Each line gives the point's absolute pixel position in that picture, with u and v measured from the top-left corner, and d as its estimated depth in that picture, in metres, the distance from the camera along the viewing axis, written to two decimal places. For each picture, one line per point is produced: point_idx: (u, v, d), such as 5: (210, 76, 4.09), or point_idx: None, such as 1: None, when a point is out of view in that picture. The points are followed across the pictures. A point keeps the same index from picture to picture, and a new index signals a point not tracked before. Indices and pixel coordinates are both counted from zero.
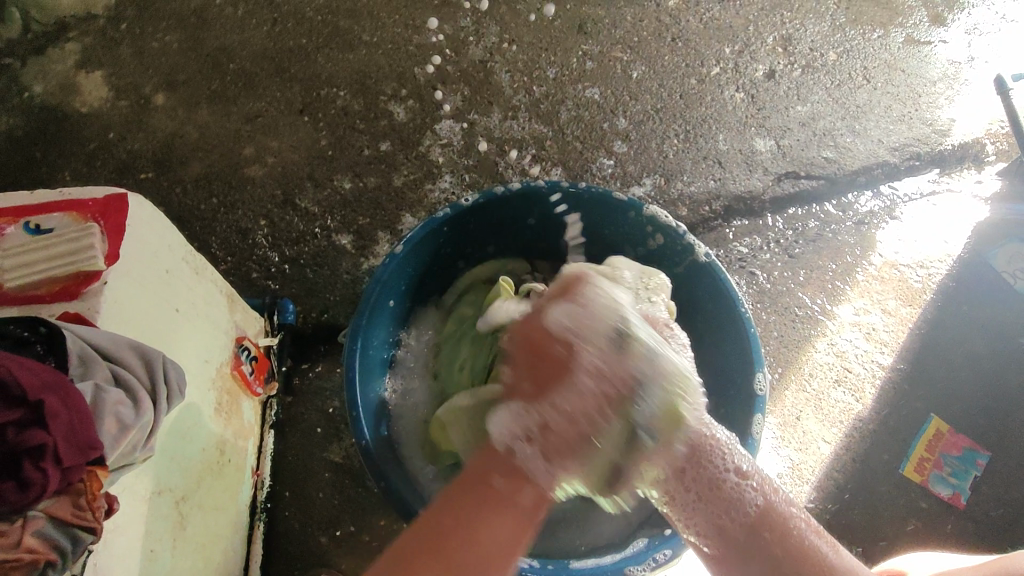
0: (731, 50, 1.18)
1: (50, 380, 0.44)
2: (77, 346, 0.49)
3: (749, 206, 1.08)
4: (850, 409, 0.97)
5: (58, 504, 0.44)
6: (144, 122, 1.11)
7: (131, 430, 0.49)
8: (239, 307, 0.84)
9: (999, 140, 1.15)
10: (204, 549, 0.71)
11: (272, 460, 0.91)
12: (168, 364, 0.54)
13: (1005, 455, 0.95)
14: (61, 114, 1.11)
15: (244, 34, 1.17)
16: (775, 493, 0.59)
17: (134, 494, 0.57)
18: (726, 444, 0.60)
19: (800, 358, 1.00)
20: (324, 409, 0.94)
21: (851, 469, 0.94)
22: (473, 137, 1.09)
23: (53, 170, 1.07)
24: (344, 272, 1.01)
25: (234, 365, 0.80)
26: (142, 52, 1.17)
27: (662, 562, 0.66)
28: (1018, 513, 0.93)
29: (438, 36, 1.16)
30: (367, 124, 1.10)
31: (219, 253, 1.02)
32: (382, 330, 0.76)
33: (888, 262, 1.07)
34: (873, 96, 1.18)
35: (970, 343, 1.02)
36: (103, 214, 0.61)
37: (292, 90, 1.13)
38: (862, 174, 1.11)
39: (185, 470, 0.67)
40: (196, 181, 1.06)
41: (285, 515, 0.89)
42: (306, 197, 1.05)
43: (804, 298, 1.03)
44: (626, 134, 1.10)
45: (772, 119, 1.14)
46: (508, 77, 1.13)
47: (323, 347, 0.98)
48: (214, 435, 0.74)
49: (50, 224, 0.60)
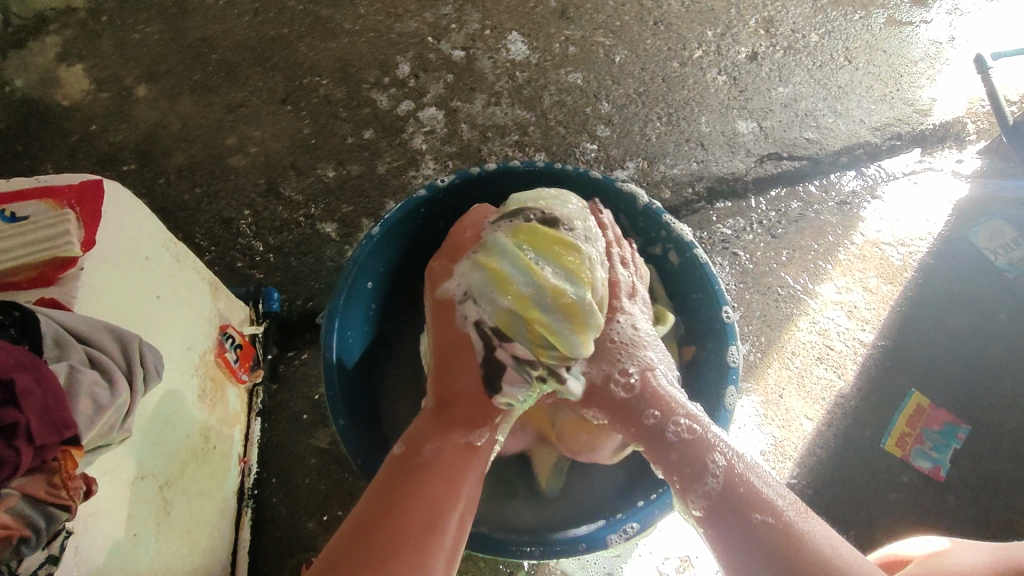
0: (713, 33, 1.18)
1: (24, 360, 0.45)
2: (52, 327, 0.49)
3: (731, 187, 1.08)
4: (832, 385, 0.98)
5: (33, 482, 0.44)
6: (124, 113, 1.11)
7: (107, 410, 0.49)
8: (222, 294, 0.84)
9: (979, 119, 1.16)
10: (190, 534, 0.72)
11: (258, 447, 0.91)
12: (145, 349, 0.54)
13: (986, 428, 0.97)
14: (42, 107, 1.11)
15: (225, 24, 1.17)
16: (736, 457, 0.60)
17: (115, 479, 0.57)
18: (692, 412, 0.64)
19: (783, 336, 1.00)
20: (310, 396, 0.95)
21: (834, 445, 0.95)
22: (456, 124, 1.09)
23: (34, 163, 1.06)
24: (327, 259, 1.01)
25: (218, 352, 0.80)
26: (123, 44, 1.16)
27: (634, 532, 0.69)
28: (997, 485, 0.94)
29: (420, 24, 1.16)
30: (349, 113, 1.09)
31: (202, 243, 1.01)
32: (360, 316, 0.75)
33: (870, 241, 1.08)
34: (855, 77, 1.18)
35: (950, 320, 1.03)
36: (80, 200, 0.61)
37: (274, 80, 1.12)
38: (843, 154, 1.12)
39: (168, 455, 0.67)
40: (178, 171, 1.06)
41: (272, 502, 0.89)
42: (290, 186, 1.05)
43: (787, 278, 1.04)
44: (609, 118, 1.11)
45: (755, 102, 1.14)
46: (491, 63, 1.13)
47: (309, 335, 0.98)
48: (198, 422, 0.74)
49: (25, 212, 0.59)
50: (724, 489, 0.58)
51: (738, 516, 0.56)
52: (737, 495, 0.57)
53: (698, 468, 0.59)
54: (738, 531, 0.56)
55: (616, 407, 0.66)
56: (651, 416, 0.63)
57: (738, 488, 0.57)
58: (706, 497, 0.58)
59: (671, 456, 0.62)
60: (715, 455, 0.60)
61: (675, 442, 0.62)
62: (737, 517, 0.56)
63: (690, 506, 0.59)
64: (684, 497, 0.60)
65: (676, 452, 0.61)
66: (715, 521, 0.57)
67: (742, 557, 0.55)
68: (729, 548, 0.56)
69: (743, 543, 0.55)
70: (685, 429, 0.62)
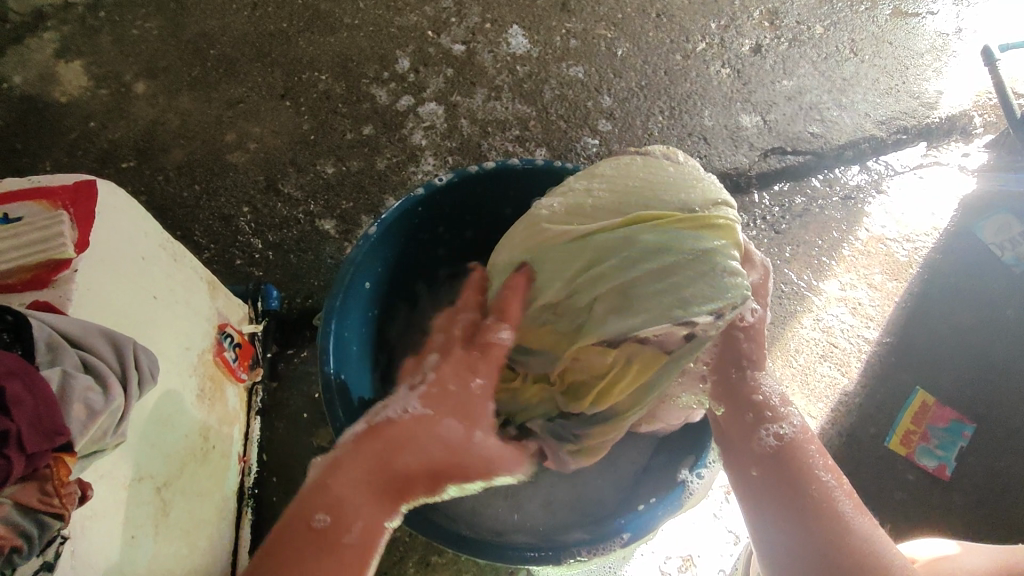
0: (716, 25, 1.17)
1: (15, 367, 0.44)
2: (44, 331, 0.49)
3: (734, 182, 1.07)
4: (836, 383, 0.97)
5: (25, 490, 0.43)
6: (122, 110, 1.10)
7: (100, 415, 0.49)
8: (221, 293, 0.83)
9: (986, 112, 1.14)
10: (189, 535, 0.71)
11: (258, 447, 0.91)
12: (138, 349, 0.54)
13: (990, 425, 0.96)
14: (41, 104, 1.10)
15: (223, 19, 1.16)
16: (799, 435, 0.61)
17: (112, 481, 0.57)
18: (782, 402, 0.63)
19: (787, 334, 0.99)
20: (310, 395, 0.94)
21: (838, 443, 0.94)
22: (456, 119, 1.07)
23: (33, 160, 1.05)
24: (327, 257, 1.00)
25: (217, 352, 0.80)
26: (121, 40, 1.15)
27: (629, 540, 0.67)
28: (1002, 484, 0.93)
29: (419, 18, 1.15)
30: (348, 108, 1.08)
31: (201, 241, 1.01)
32: (359, 316, 0.74)
33: (875, 236, 1.06)
34: (860, 69, 1.16)
35: (955, 317, 1.01)
36: (73, 200, 0.60)
37: (273, 75, 1.11)
38: (849, 148, 1.10)
39: (166, 455, 0.67)
40: (176, 168, 1.05)
41: (272, 501, 0.89)
42: (289, 182, 1.04)
43: (790, 274, 1.03)
44: (610, 113, 1.09)
45: (758, 95, 1.12)
46: (491, 57, 1.12)
47: (309, 333, 0.97)
48: (197, 422, 0.74)
49: (17, 211, 0.59)
50: (794, 441, 0.60)
51: (803, 467, 0.58)
52: (799, 451, 0.59)
53: (773, 418, 0.62)
54: (794, 479, 0.58)
55: (732, 357, 0.65)
56: (747, 374, 0.65)
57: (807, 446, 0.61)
58: (775, 439, 0.61)
59: (752, 416, 0.63)
60: (792, 409, 0.63)
61: (755, 389, 0.64)
62: (799, 469, 0.58)
63: (752, 443, 0.61)
64: (747, 436, 0.62)
65: (759, 399, 0.63)
66: (775, 463, 0.59)
67: (787, 498, 0.57)
68: (778, 489, 0.58)
69: (797, 489, 0.57)
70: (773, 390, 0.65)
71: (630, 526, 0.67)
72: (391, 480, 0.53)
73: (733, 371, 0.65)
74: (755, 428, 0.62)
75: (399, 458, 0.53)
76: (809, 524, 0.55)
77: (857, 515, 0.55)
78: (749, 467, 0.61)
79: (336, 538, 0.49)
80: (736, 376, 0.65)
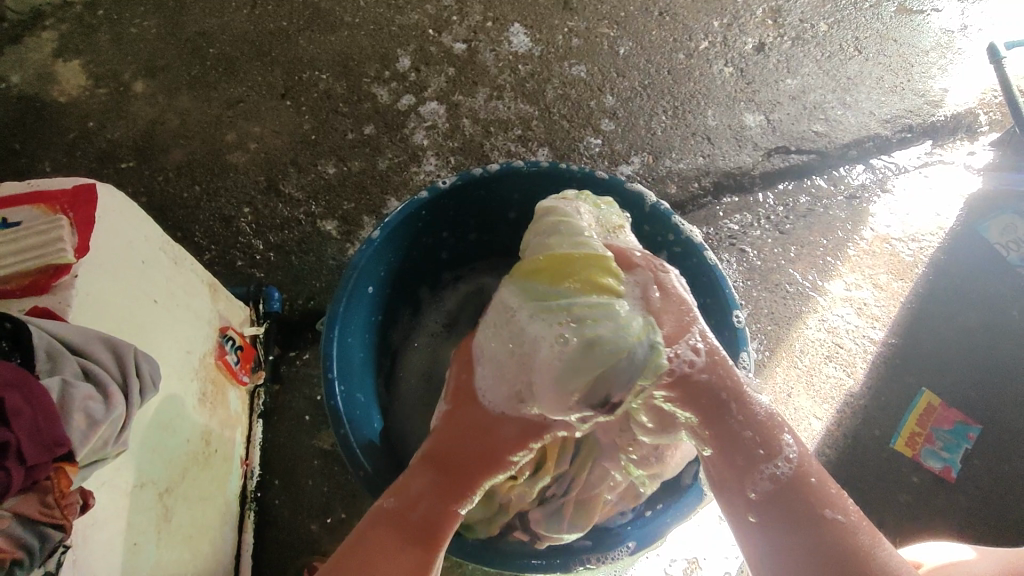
0: (719, 24, 1.16)
1: (12, 378, 0.44)
2: (44, 340, 0.48)
3: (738, 182, 1.06)
4: (841, 384, 0.97)
5: (25, 502, 0.43)
6: (122, 110, 1.09)
7: (101, 425, 0.48)
8: (222, 296, 0.83)
9: (992, 110, 1.14)
10: (191, 540, 0.71)
11: (260, 450, 0.90)
12: (140, 358, 0.53)
13: (997, 427, 0.95)
14: (39, 104, 1.09)
15: (223, 17, 1.15)
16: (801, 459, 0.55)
17: (113, 488, 0.56)
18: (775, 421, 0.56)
19: (791, 334, 0.99)
20: (312, 397, 0.94)
21: (843, 444, 0.94)
22: (457, 118, 1.07)
23: (32, 161, 1.05)
24: (328, 258, 1.00)
25: (218, 355, 0.79)
26: (120, 39, 1.14)
27: (635, 549, 0.67)
28: (1008, 486, 0.92)
29: (420, 16, 1.14)
30: (349, 107, 1.07)
31: (201, 242, 1.00)
32: (362, 320, 0.73)
33: (880, 236, 1.06)
34: (865, 68, 1.15)
35: (961, 318, 1.01)
36: (73, 205, 0.59)
37: (273, 74, 1.10)
38: (853, 147, 1.10)
39: (167, 461, 0.66)
40: (177, 169, 1.05)
41: (275, 504, 0.88)
42: (289, 183, 1.03)
43: (795, 275, 1.02)
44: (613, 112, 1.08)
45: (762, 94, 1.12)
46: (493, 56, 1.11)
47: (311, 335, 0.97)
48: (199, 427, 0.73)
49: (17, 216, 0.58)
50: (793, 481, 0.54)
51: (806, 510, 0.52)
52: (806, 483, 0.54)
53: (767, 456, 0.54)
54: (797, 527, 0.52)
55: (707, 398, 0.56)
56: (735, 409, 0.56)
57: (808, 481, 0.54)
58: (770, 483, 0.54)
59: (754, 452, 0.55)
60: (786, 436, 0.56)
61: (744, 425, 0.55)
62: (803, 515, 0.52)
63: (745, 490, 0.55)
64: (738, 481, 0.55)
65: (750, 437, 0.55)
66: (774, 513, 0.53)
67: (794, 552, 0.51)
68: (782, 542, 0.52)
69: (804, 540, 0.51)
70: (762, 416, 0.56)
71: (634, 536, 0.67)
72: (454, 467, 0.59)
73: (714, 414, 0.56)
74: (760, 466, 0.54)
75: (461, 442, 0.60)
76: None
77: (875, 559, 0.50)
78: (744, 513, 0.55)
79: (403, 519, 0.56)
80: (722, 416, 0.56)
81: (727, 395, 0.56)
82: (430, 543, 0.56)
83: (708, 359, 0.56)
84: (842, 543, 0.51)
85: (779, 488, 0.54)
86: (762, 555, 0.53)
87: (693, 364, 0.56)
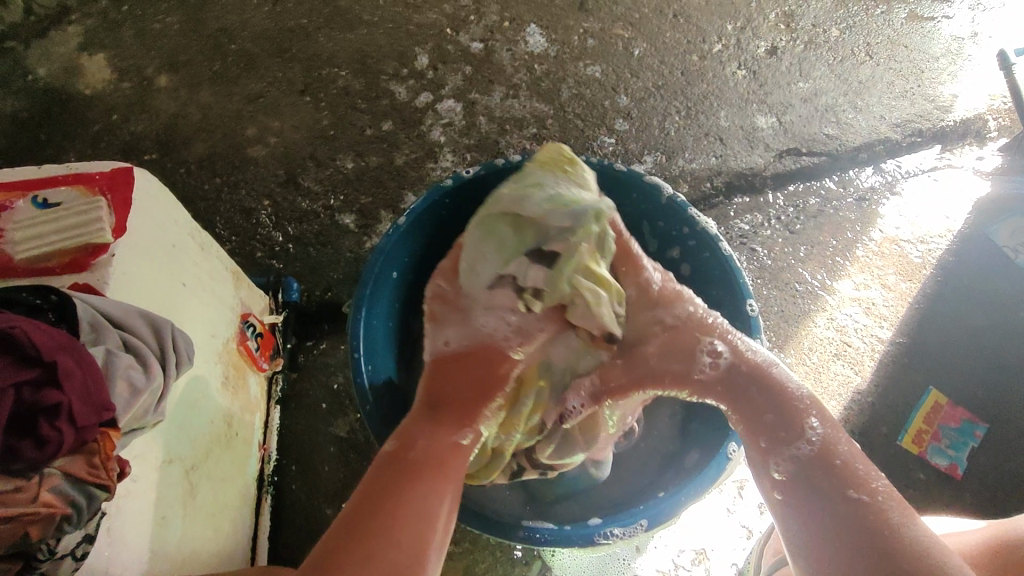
0: (732, 27, 1.18)
1: (64, 343, 0.47)
2: (88, 313, 0.51)
3: (750, 182, 1.08)
4: (849, 382, 0.98)
5: (74, 461, 0.45)
6: (146, 103, 1.12)
7: (142, 394, 0.51)
8: (244, 283, 0.84)
9: (1001, 116, 1.15)
10: (214, 518, 0.73)
11: (278, 435, 0.92)
12: (177, 334, 0.55)
13: (1004, 426, 0.96)
14: (65, 95, 1.12)
15: (244, 15, 1.17)
16: (839, 443, 0.59)
17: (145, 462, 0.59)
18: (806, 405, 0.61)
19: (800, 332, 1.00)
20: (328, 385, 0.96)
21: (851, 440, 0.95)
22: (473, 116, 1.09)
23: (58, 151, 1.07)
24: (346, 250, 1.02)
25: (240, 341, 0.81)
26: (144, 34, 1.17)
27: (649, 526, 0.67)
28: (1014, 486, 0.93)
29: (438, 16, 1.16)
30: (367, 104, 1.10)
31: (222, 232, 1.02)
32: (386, 305, 0.76)
33: (889, 238, 1.07)
34: (875, 72, 1.17)
35: (969, 318, 1.02)
36: (111, 186, 0.62)
37: (293, 70, 1.13)
38: (863, 150, 1.11)
39: (193, 440, 0.68)
40: (199, 161, 1.07)
41: (292, 488, 0.90)
42: (308, 176, 1.06)
43: (805, 274, 1.03)
44: (627, 112, 1.10)
45: (774, 96, 1.13)
46: (509, 55, 1.13)
47: (327, 325, 0.99)
48: (222, 408, 0.75)
49: (57, 198, 0.61)
50: (817, 457, 0.58)
51: (828, 485, 0.56)
52: (833, 459, 0.57)
53: (790, 436, 0.59)
54: (822, 498, 0.55)
55: (715, 384, 0.65)
56: (754, 390, 0.63)
57: (833, 462, 0.57)
58: (795, 462, 0.58)
59: (778, 433, 0.60)
60: (812, 419, 0.60)
61: (767, 407, 0.62)
62: (826, 488, 0.55)
63: (771, 468, 0.60)
64: (764, 459, 0.60)
65: (772, 419, 0.61)
66: (798, 486, 0.57)
67: (820, 518, 0.55)
68: (806, 515, 0.56)
69: (828, 512, 0.54)
70: (790, 400, 0.62)
71: (645, 512, 0.68)
72: (446, 412, 0.64)
73: (727, 392, 0.64)
74: (779, 446, 0.60)
75: (445, 385, 0.66)
76: (842, 545, 0.52)
77: (901, 531, 0.52)
78: (772, 492, 0.59)
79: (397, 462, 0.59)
80: (741, 394, 0.63)
81: (743, 377, 0.64)
82: (440, 466, 0.60)
83: (730, 358, 0.65)
84: (873, 519, 0.52)
85: (800, 465, 0.58)
86: (788, 529, 0.57)
87: (717, 362, 0.65)
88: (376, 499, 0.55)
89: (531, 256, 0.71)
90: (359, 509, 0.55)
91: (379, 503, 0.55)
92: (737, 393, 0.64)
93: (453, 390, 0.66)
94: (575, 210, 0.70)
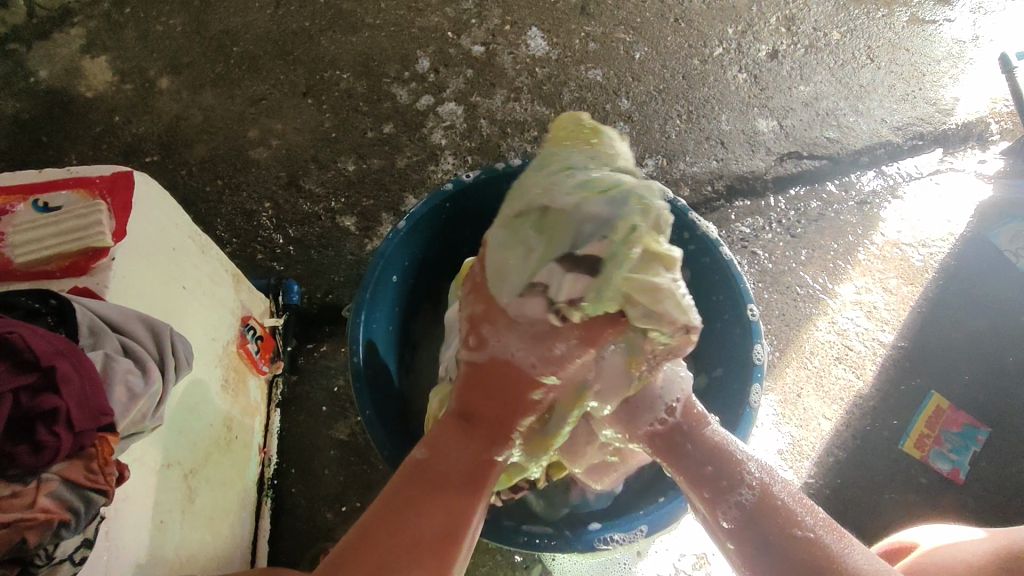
0: (733, 31, 1.18)
1: (62, 348, 0.46)
2: (87, 317, 0.51)
3: (751, 185, 1.07)
4: (850, 386, 0.98)
5: (72, 467, 0.45)
6: (147, 105, 1.12)
7: (140, 398, 0.51)
8: (245, 286, 0.84)
9: (1003, 120, 1.15)
10: (213, 522, 0.73)
11: (278, 439, 0.92)
12: (175, 338, 0.56)
13: (1007, 430, 0.96)
14: (66, 98, 1.12)
15: (246, 17, 1.18)
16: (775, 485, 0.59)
17: (144, 466, 0.59)
18: (738, 450, 0.62)
19: (801, 336, 1.00)
20: (329, 388, 0.95)
21: (852, 445, 0.95)
22: (475, 119, 1.09)
23: (58, 152, 1.07)
24: (347, 253, 1.01)
25: (241, 344, 0.81)
26: (146, 37, 1.17)
27: (650, 531, 0.67)
28: (1017, 491, 0.93)
29: (439, 19, 1.16)
30: (369, 107, 1.10)
31: (223, 235, 1.02)
32: (387, 308, 0.76)
33: (890, 242, 1.07)
34: (877, 76, 1.17)
35: (970, 323, 1.02)
36: (111, 190, 0.61)
37: (295, 73, 1.13)
38: (864, 153, 1.11)
39: (193, 443, 0.68)
40: (200, 163, 1.07)
41: (292, 491, 0.90)
42: (310, 179, 1.06)
43: (806, 277, 1.03)
44: (628, 115, 1.10)
45: (775, 100, 1.13)
46: (510, 59, 1.13)
47: (328, 328, 0.99)
48: (222, 412, 0.75)
49: (57, 201, 0.61)
50: (760, 502, 0.58)
51: (774, 527, 0.56)
52: (774, 503, 0.58)
53: (733, 483, 0.60)
54: (770, 541, 0.56)
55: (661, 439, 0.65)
56: (691, 447, 0.63)
57: (774, 503, 0.58)
58: (739, 509, 0.59)
59: (719, 483, 0.60)
60: (750, 465, 0.61)
61: (703, 458, 0.62)
62: (773, 531, 0.56)
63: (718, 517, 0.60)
64: (711, 509, 0.60)
65: (711, 469, 0.61)
66: (746, 530, 0.57)
67: (767, 561, 0.55)
68: (754, 558, 0.56)
69: (778, 554, 0.55)
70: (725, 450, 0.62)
71: (646, 517, 0.68)
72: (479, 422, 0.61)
73: (668, 448, 0.64)
74: (722, 494, 0.60)
75: (481, 399, 0.61)
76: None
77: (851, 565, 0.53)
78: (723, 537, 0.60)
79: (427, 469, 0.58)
80: (680, 454, 0.63)
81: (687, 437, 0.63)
82: (460, 493, 0.57)
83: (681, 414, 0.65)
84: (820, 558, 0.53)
85: (745, 510, 0.58)
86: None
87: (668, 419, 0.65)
88: (402, 506, 0.55)
89: (567, 260, 0.55)
90: (384, 515, 0.54)
91: (405, 509, 0.55)
92: (681, 453, 0.64)
93: (488, 396, 0.61)
94: (613, 195, 0.54)
